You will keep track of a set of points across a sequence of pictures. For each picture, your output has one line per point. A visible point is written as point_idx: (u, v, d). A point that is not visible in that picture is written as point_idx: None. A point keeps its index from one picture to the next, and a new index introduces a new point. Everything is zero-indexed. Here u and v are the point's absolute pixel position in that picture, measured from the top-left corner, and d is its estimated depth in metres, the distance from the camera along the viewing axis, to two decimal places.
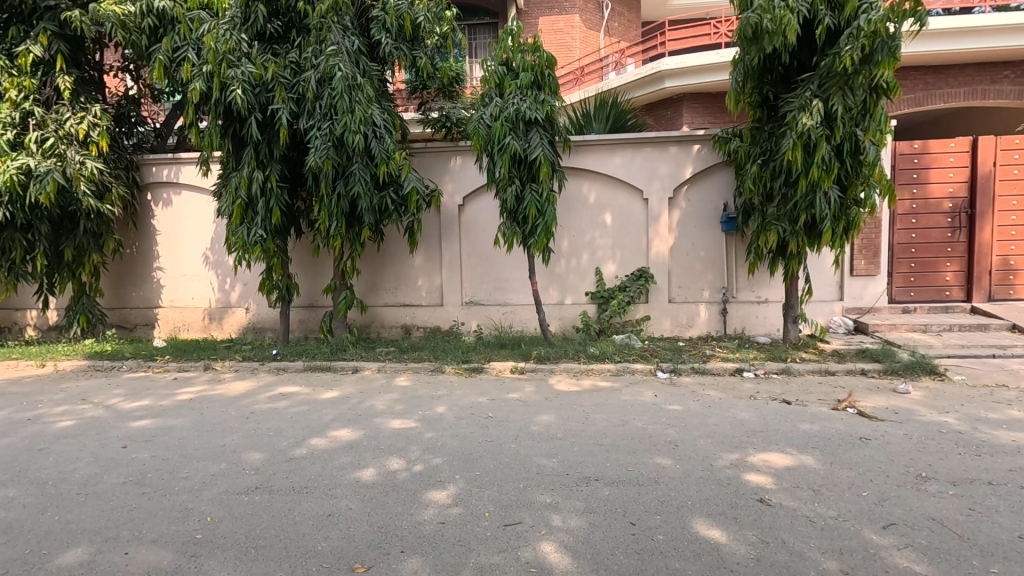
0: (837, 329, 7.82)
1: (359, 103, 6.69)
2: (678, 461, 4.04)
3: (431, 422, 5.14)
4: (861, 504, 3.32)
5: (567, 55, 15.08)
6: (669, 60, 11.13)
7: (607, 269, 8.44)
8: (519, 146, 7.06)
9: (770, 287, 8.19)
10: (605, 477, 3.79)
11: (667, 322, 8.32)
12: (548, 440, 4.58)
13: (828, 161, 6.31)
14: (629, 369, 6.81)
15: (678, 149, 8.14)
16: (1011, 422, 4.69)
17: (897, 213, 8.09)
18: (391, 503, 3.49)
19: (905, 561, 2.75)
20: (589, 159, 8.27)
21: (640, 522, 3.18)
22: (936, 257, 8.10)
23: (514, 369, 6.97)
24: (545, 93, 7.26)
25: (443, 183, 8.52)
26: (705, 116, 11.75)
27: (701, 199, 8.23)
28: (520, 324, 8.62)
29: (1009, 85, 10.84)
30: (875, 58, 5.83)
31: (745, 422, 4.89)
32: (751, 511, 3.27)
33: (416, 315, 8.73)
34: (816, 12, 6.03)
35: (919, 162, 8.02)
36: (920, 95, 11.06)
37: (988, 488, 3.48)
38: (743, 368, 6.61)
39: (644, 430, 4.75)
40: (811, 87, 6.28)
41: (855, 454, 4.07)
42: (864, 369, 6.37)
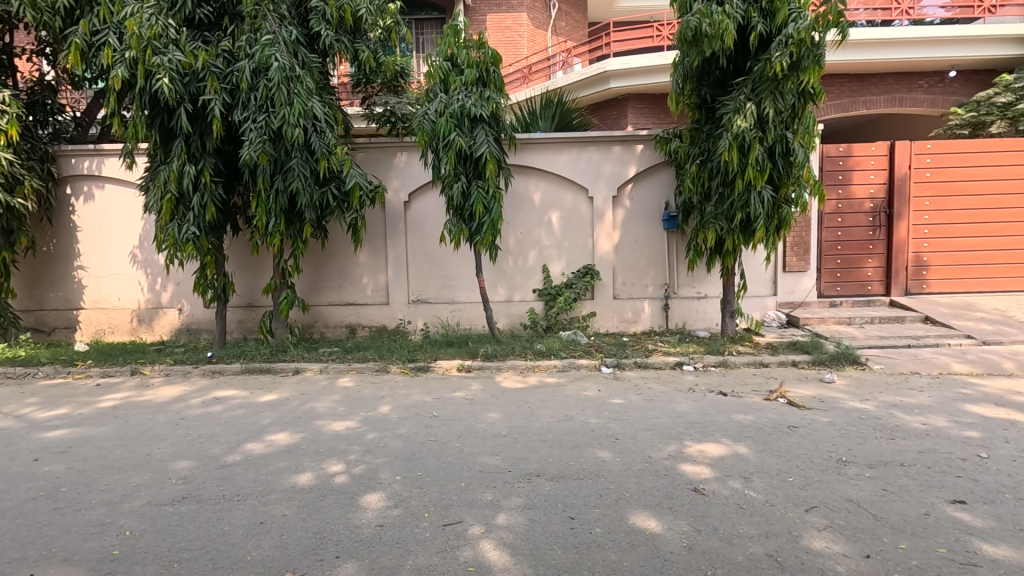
0: (771, 323, 8.25)
1: (298, 96, 6.44)
2: (618, 454, 4.12)
3: (374, 423, 5.03)
4: (787, 489, 3.49)
5: (515, 53, 15.11)
6: (614, 60, 11.33)
7: (554, 267, 8.52)
8: (464, 143, 7.01)
9: (709, 283, 8.48)
10: (547, 473, 3.82)
11: (612, 318, 8.48)
12: (492, 438, 4.58)
13: (761, 162, 6.57)
14: (574, 364, 6.90)
15: (622, 149, 8.30)
16: (922, 407, 5.05)
17: (825, 213, 8.55)
18: (328, 507, 3.40)
19: (825, 541, 2.91)
20: (535, 157, 8.32)
21: (580, 516, 3.22)
22: (860, 254, 8.62)
23: (460, 368, 6.93)
24: (490, 90, 7.23)
25: (389, 179, 8.36)
26: (649, 117, 12.06)
27: (643, 198, 8.43)
28: (468, 322, 8.58)
29: (923, 94, 11.66)
30: (803, 64, 6.14)
31: (683, 414, 5.04)
32: (686, 501, 3.38)
33: (361, 314, 8.55)
34: (750, 19, 6.28)
35: (843, 164, 8.50)
36: (846, 102, 11.73)
37: (900, 470, 3.73)
38: (683, 361, 6.83)
39: (587, 424, 4.83)
40: (745, 90, 6.53)
41: (784, 442, 4.26)
42: (795, 360, 6.70)
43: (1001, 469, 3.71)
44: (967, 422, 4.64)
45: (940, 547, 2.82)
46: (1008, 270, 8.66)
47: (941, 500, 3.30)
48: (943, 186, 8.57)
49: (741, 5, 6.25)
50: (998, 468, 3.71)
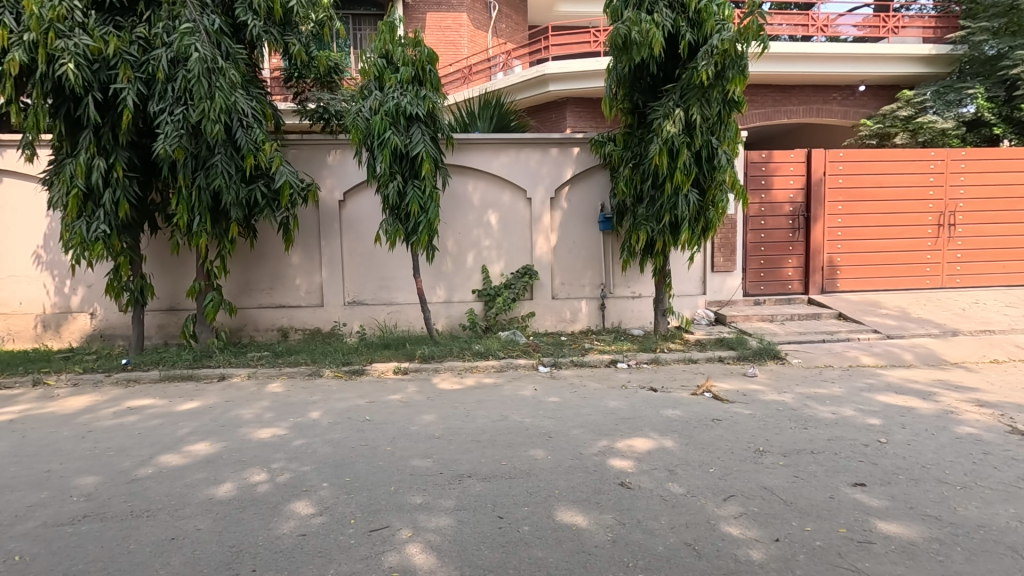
0: (701, 321, 8.61)
1: (220, 89, 6.12)
2: (550, 452, 4.17)
3: (303, 428, 4.87)
4: (707, 480, 3.64)
5: (456, 54, 15.06)
6: (553, 64, 11.48)
7: (493, 267, 8.53)
8: (399, 142, 6.90)
9: (643, 283, 8.74)
10: (478, 473, 3.82)
11: (551, 318, 8.58)
12: (426, 440, 4.52)
13: (688, 166, 6.83)
14: (512, 364, 6.93)
15: (559, 151, 8.42)
16: (833, 397, 5.40)
17: (749, 216, 9.01)
18: (248, 518, 3.25)
19: (740, 527, 3.05)
20: (473, 157, 8.30)
21: (508, 515, 3.23)
22: (781, 255, 9.13)
23: (396, 370, 6.82)
24: (426, 88, 7.13)
25: (322, 178, 8.11)
26: (587, 120, 12.32)
27: (580, 199, 8.58)
28: (406, 323, 8.45)
29: (837, 106, 12.51)
30: (727, 74, 6.44)
31: (615, 410, 5.17)
32: (612, 495, 3.46)
33: (294, 316, 8.25)
34: (678, 28, 6.52)
35: (766, 170, 8.99)
36: (769, 111, 12.40)
37: (811, 457, 3.97)
38: (618, 359, 7.00)
39: (522, 423, 4.86)
40: (673, 97, 6.78)
41: (708, 435, 4.44)
42: (722, 356, 7.01)
43: (897, 452, 4.02)
44: (871, 410, 5.00)
45: (840, 527, 3.02)
46: (910, 269, 9.40)
47: (845, 484, 3.54)
48: (854, 191, 9.21)
49: (669, 15, 6.49)
50: (895, 452, 4.02)
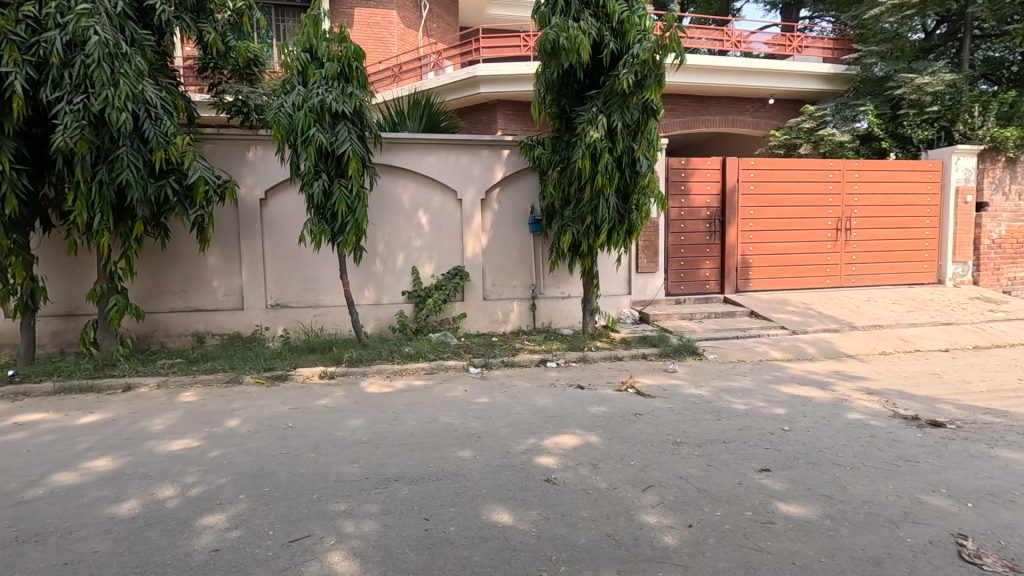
0: (626, 320, 8.95)
1: (124, 76, 5.68)
2: (479, 452, 4.19)
3: (219, 439, 4.61)
4: (629, 472, 3.80)
5: (385, 51, 14.79)
6: (484, 66, 11.53)
7: (424, 269, 8.46)
8: (324, 139, 6.69)
9: (572, 283, 8.94)
10: (406, 476, 3.78)
11: (483, 319, 8.61)
12: (352, 445, 4.42)
13: (611, 170, 7.08)
14: (442, 366, 6.89)
15: (489, 153, 8.48)
16: (744, 390, 5.77)
17: (670, 219, 9.46)
18: (154, 536, 3.05)
19: (656, 516, 3.21)
20: (402, 157, 8.19)
21: (434, 517, 3.23)
22: (700, 257, 9.65)
23: (322, 375, 6.60)
24: (352, 86, 6.97)
25: (241, 175, 7.73)
26: (517, 123, 12.47)
27: (510, 201, 8.67)
28: (333, 326, 8.19)
29: (749, 117, 13.39)
30: (646, 83, 6.74)
31: (544, 408, 5.27)
32: (538, 491, 3.54)
33: (210, 320, 7.80)
34: (603, 36, 6.75)
35: (685, 176, 9.48)
36: (689, 120, 13.08)
37: (723, 446, 4.23)
38: (547, 359, 7.14)
39: (451, 425, 4.86)
40: (597, 103, 7.02)
41: (630, 429, 4.63)
42: (645, 353, 7.32)
43: (798, 438, 4.37)
44: (777, 400, 5.40)
45: (746, 510, 3.25)
46: (813, 270, 10.19)
47: (752, 470, 3.80)
48: (764, 197, 9.88)
49: (595, 23, 6.71)
50: (796, 438, 4.36)
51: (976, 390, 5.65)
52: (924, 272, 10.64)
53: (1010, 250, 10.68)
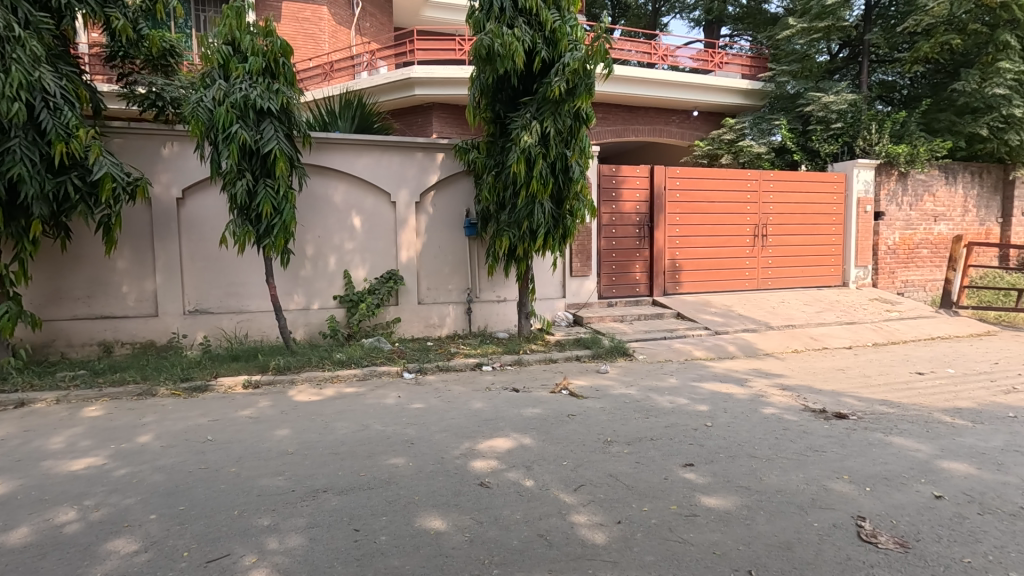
0: (561, 323, 9.11)
1: (17, 61, 5.19)
2: (412, 459, 4.13)
3: (128, 456, 4.28)
4: (561, 472, 3.86)
5: (315, 48, 14.36)
6: (418, 68, 11.43)
7: (356, 272, 8.25)
8: (248, 137, 6.38)
9: (507, 287, 8.99)
10: (335, 487, 3.66)
11: (417, 323, 8.48)
12: (278, 457, 4.22)
13: (545, 176, 7.18)
14: (375, 372, 6.73)
15: (423, 155, 8.39)
16: (672, 389, 6.01)
17: (602, 225, 9.74)
18: (49, 566, 2.79)
19: (587, 515, 3.27)
20: (332, 158, 7.95)
21: (365, 527, 3.14)
22: (630, 261, 9.99)
23: (246, 385, 6.28)
24: (278, 82, 6.68)
25: (155, 173, 7.23)
26: (453, 126, 12.43)
27: (445, 205, 8.61)
28: (258, 333, 7.80)
29: (675, 128, 14.03)
30: (577, 91, 6.91)
31: (478, 412, 5.27)
32: (472, 496, 3.53)
33: (119, 328, 7.24)
34: (536, 44, 6.87)
35: (616, 183, 9.79)
36: (619, 128, 13.54)
37: (650, 444, 4.38)
38: (482, 362, 7.14)
39: (383, 432, 4.75)
40: (531, 110, 7.13)
41: (563, 430, 4.70)
42: (578, 355, 7.48)
43: (719, 434, 4.60)
44: (700, 398, 5.67)
45: (671, 504, 3.39)
46: (734, 274, 10.78)
47: (677, 465, 3.97)
48: (689, 205, 10.37)
49: (528, 31, 6.81)
50: (717, 433, 4.60)
51: (874, 384, 6.18)
52: (831, 276, 11.53)
53: (903, 255, 11.77)
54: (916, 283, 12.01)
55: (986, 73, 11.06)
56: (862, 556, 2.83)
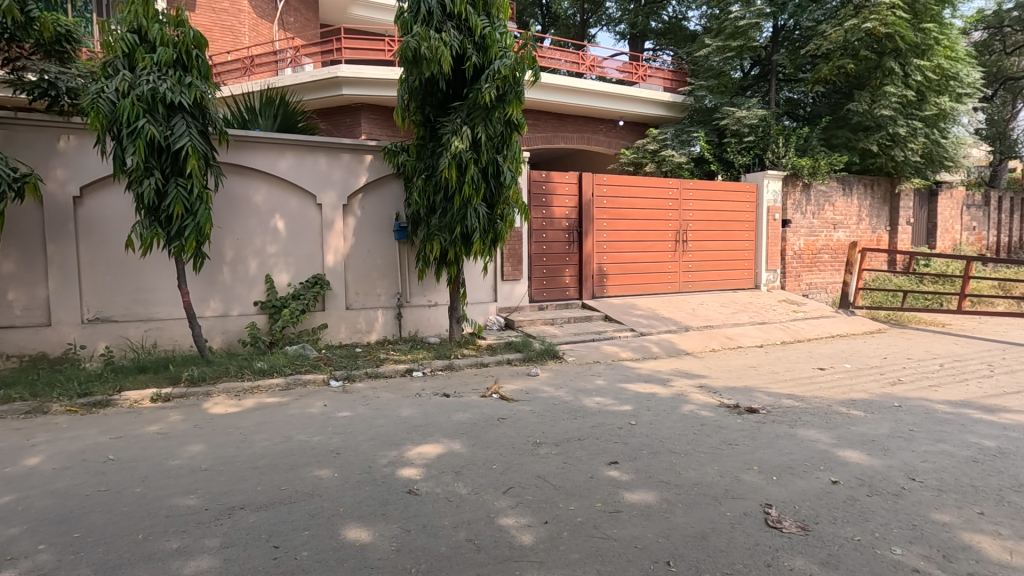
0: (492, 326, 9.14)
1: None
2: (337, 470, 4.00)
3: (12, 481, 3.86)
4: (490, 476, 3.88)
5: (234, 41, 13.73)
6: (346, 68, 11.14)
7: (279, 277, 7.90)
8: (156, 133, 5.96)
9: (438, 291, 8.91)
10: (253, 503, 3.48)
11: (345, 329, 8.23)
12: (189, 474, 3.96)
13: (476, 181, 7.19)
14: (300, 381, 6.47)
15: (350, 157, 8.17)
16: (599, 390, 6.19)
17: (533, 229, 9.89)
18: None
19: (515, 517, 3.31)
20: (252, 157, 7.59)
21: (285, 543, 3.02)
22: (560, 265, 10.19)
23: (155, 398, 5.84)
24: (192, 75, 6.28)
25: (48, 168, 6.60)
26: (382, 128, 12.20)
27: (374, 208, 8.42)
28: (169, 342, 7.28)
29: (602, 136, 14.52)
30: (507, 98, 6.99)
31: (408, 419, 5.19)
32: (399, 504, 3.47)
33: (5, 340, 6.55)
34: (465, 49, 6.88)
35: (546, 188, 9.97)
36: (549, 135, 13.81)
37: (577, 444, 4.49)
38: (413, 368, 7.05)
39: (307, 443, 4.58)
40: (461, 114, 7.13)
41: (493, 434, 4.73)
42: (509, 358, 7.54)
43: (642, 431, 4.80)
44: (626, 398, 5.88)
45: (596, 502, 3.49)
46: (657, 277, 11.26)
47: (603, 463, 4.09)
48: (616, 211, 10.74)
49: (457, 36, 6.82)
50: (641, 432, 4.79)
51: (782, 379, 6.66)
52: (745, 279, 12.29)
53: (807, 260, 12.77)
54: (819, 285, 13.05)
55: (875, 96, 12.14)
56: (768, 541, 3.04)
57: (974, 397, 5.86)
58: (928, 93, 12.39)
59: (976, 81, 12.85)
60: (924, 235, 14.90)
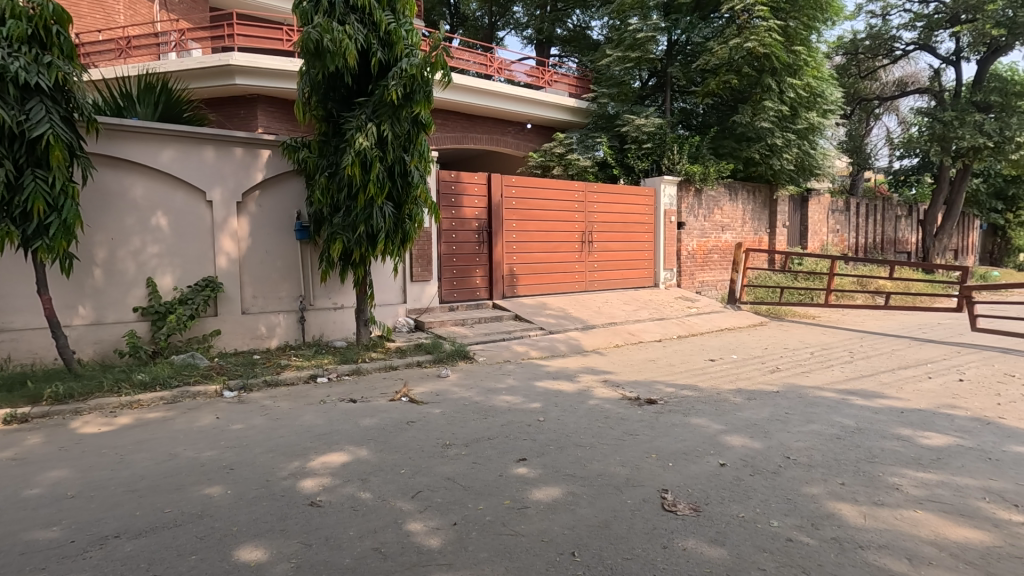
0: (402, 329, 8.96)
1: None
2: (231, 487, 3.72)
3: None
4: (398, 481, 3.79)
5: (107, 19, 12.55)
6: (238, 56, 10.43)
7: (163, 280, 7.23)
8: (7, 117, 5.21)
9: (344, 293, 8.56)
10: (130, 530, 3.15)
11: (241, 335, 7.69)
12: (52, 504, 3.51)
13: (382, 180, 7.00)
14: (188, 393, 5.96)
15: (245, 151, 7.66)
16: (509, 389, 6.27)
17: (442, 230, 9.81)
18: None
19: (423, 521, 3.26)
20: (128, 149, 6.89)
21: (168, 571, 2.76)
22: (471, 266, 10.20)
23: (9, 420, 5.13)
24: (51, 54, 5.56)
25: None
26: (281, 122, 11.56)
27: (272, 206, 7.93)
28: (27, 355, 6.42)
29: (511, 138, 14.76)
30: (415, 97, 6.89)
31: (311, 427, 4.95)
32: (300, 518, 3.30)
33: None
34: (370, 45, 6.70)
35: (455, 189, 9.94)
36: (458, 136, 13.81)
37: (487, 443, 4.51)
38: (316, 374, 6.73)
39: (197, 459, 4.22)
40: (366, 111, 6.91)
41: (401, 438, 4.63)
42: (420, 360, 7.43)
43: (549, 427, 4.92)
44: (535, 395, 6.00)
45: (505, 500, 3.53)
46: (565, 277, 11.60)
47: (511, 461, 4.14)
48: (525, 212, 10.93)
49: (361, 30, 6.61)
50: (548, 427, 4.91)
51: (678, 372, 7.11)
52: (646, 278, 12.99)
53: (699, 259, 13.74)
54: (710, 283, 14.08)
55: (756, 109, 13.27)
56: (664, 524, 3.23)
57: (837, 381, 6.60)
58: (799, 109, 13.76)
59: (838, 100, 14.47)
60: (797, 236, 16.54)
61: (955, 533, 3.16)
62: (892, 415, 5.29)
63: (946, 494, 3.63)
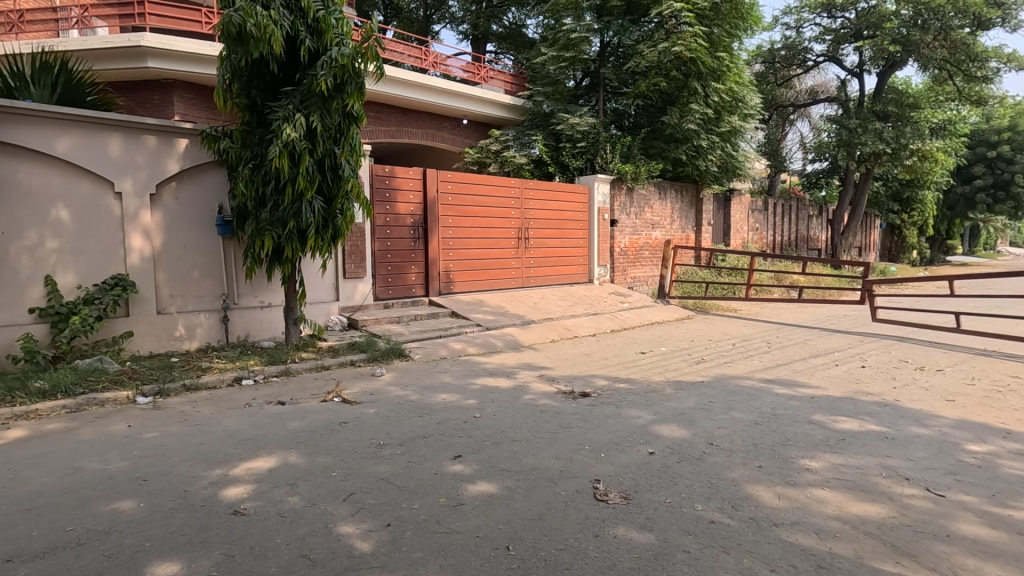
0: (334, 327, 8.68)
1: None
2: (144, 499, 3.48)
3: None
4: (328, 484, 3.68)
5: None
6: (150, 36, 9.70)
7: (64, 278, 6.63)
8: None
9: (272, 291, 8.17)
10: (24, 553, 2.87)
11: (156, 337, 7.18)
12: None
13: (312, 173, 6.74)
14: (96, 400, 5.51)
15: (158, 140, 7.15)
16: (445, 386, 6.23)
17: (376, 225, 9.59)
18: None
19: (354, 524, 3.18)
20: (20, 135, 6.27)
21: None
22: (406, 262, 10.04)
23: None
24: None
25: None
26: (200, 109, 10.89)
27: (189, 199, 7.44)
28: None
29: (447, 133, 14.62)
30: (346, 88, 6.68)
31: (234, 432, 4.70)
32: (222, 528, 3.13)
33: None
34: (297, 32, 6.42)
35: (389, 184, 9.72)
36: (393, 129, 13.57)
37: (422, 442, 4.46)
38: (241, 376, 6.40)
39: (106, 471, 3.92)
40: (294, 101, 6.62)
41: (332, 440, 4.49)
42: (353, 360, 7.23)
43: (485, 423, 4.93)
44: (471, 392, 6.00)
45: (440, 498, 3.50)
46: (502, 273, 11.65)
47: (447, 459, 4.12)
48: (461, 208, 10.87)
49: (287, 16, 6.33)
50: (485, 424, 4.92)
51: (611, 365, 7.32)
52: (581, 274, 13.27)
53: (631, 256, 14.19)
54: (642, 279, 14.58)
55: (683, 112, 13.83)
56: (596, 514, 3.32)
57: (756, 370, 7.02)
58: (723, 113, 14.44)
59: (757, 105, 15.34)
60: (721, 234, 17.44)
61: (857, 507, 3.45)
62: (803, 401, 5.69)
63: (850, 473, 3.95)
